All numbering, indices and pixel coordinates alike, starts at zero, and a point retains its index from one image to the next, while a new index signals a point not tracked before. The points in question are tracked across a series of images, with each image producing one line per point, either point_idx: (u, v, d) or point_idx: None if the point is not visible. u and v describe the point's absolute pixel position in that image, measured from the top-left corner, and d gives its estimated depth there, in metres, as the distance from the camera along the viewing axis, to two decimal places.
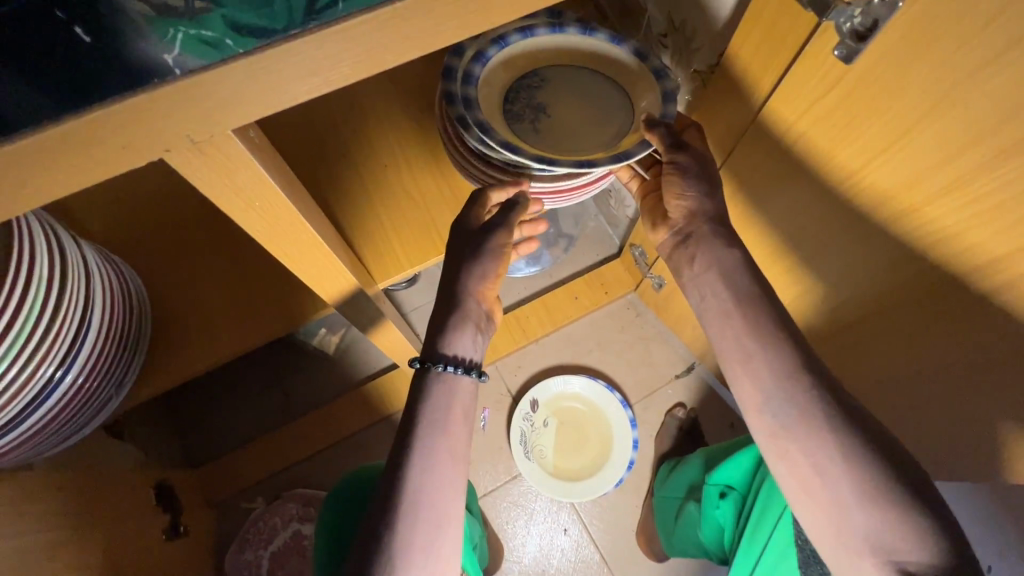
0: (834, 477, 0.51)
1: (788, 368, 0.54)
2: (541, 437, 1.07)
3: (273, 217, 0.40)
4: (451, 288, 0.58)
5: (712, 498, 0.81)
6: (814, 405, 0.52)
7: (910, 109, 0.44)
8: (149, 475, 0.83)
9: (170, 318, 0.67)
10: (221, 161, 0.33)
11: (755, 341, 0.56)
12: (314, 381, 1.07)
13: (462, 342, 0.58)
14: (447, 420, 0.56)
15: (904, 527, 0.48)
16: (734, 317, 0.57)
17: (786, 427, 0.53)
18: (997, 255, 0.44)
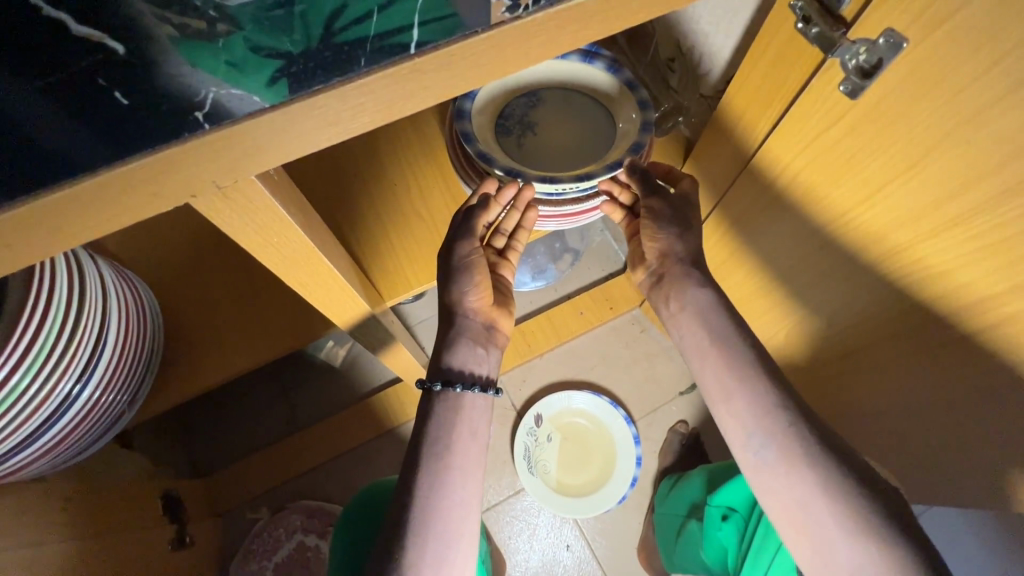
0: (819, 507, 0.47)
1: (763, 400, 0.51)
2: (545, 453, 1.03)
3: (284, 254, 0.39)
4: (445, 309, 0.59)
5: (714, 519, 0.78)
6: (793, 440, 0.49)
7: (957, 157, 0.41)
8: (153, 487, 0.87)
9: (184, 331, 0.68)
10: (244, 204, 0.32)
11: (736, 374, 0.53)
12: (318, 386, 1.09)
13: (465, 358, 0.57)
14: (449, 441, 0.54)
15: (889, 560, 0.44)
16: (711, 355, 0.54)
17: (769, 463, 0.50)
18: (1003, 289, 0.44)
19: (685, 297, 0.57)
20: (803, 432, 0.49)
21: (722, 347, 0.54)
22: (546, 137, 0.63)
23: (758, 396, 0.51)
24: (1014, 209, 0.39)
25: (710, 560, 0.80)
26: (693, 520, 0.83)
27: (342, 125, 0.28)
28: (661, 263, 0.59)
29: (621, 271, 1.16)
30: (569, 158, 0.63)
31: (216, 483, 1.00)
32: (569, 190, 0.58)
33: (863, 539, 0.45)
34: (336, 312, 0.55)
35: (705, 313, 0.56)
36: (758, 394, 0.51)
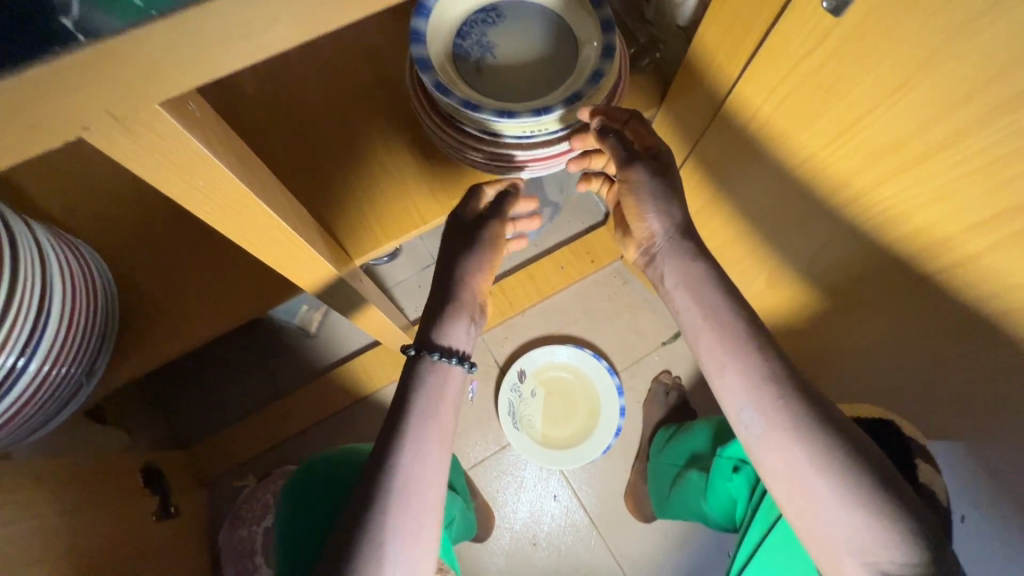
0: (813, 481, 0.47)
1: (755, 374, 0.50)
2: (530, 408, 1.03)
3: (219, 202, 0.36)
4: (445, 279, 0.56)
5: (723, 470, 0.74)
6: (786, 411, 0.48)
7: (939, 77, 0.38)
8: (131, 460, 0.86)
9: (143, 299, 0.65)
10: (155, 141, 0.28)
11: (730, 349, 0.51)
12: (297, 353, 1.07)
13: (457, 334, 0.55)
14: (429, 416, 0.52)
15: (881, 523, 0.44)
16: (706, 331, 0.52)
17: (760, 435, 0.49)
18: (985, 217, 0.42)
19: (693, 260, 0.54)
20: (798, 404, 0.48)
21: (727, 314, 0.52)
22: (507, 68, 0.59)
23: (767, 358, 0.50)
24: (998, 130, 0.37)
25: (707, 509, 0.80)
26: (694, 470, 0.83)
27: (251, 40, 0.24)
28: (651, 239, 0.57)
29: (602, 223, 1.14)
30: (531, 91, 0.59)
31: (200, 452, 1.00)
32: (537, 132, 0.56)
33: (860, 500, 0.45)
34: (300, 274, 0.52)
35: (704, 281, 0.54)
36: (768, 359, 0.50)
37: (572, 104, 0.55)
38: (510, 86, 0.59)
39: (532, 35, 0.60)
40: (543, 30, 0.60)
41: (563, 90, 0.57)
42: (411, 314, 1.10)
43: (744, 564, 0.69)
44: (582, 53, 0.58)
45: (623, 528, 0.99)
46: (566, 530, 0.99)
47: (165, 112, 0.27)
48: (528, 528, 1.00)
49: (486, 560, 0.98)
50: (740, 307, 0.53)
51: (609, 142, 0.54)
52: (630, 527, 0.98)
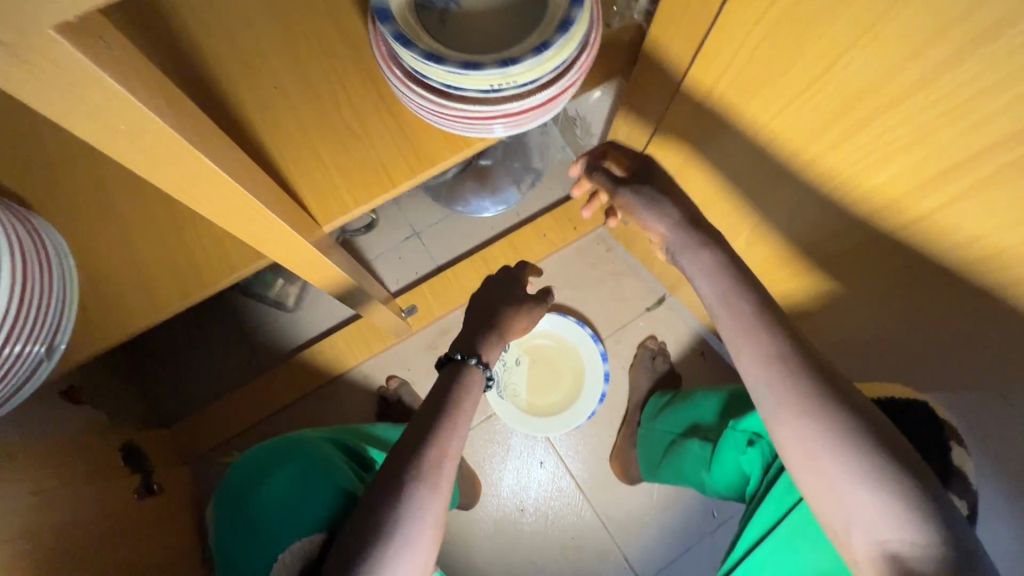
0: (834, 464, 0.46)
1: (773, 350, 0.49)
2: (514, 378, 1.03)
3: (149, 142, 0.34)
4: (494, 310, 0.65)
5: (737, 443, 0.70)
6: (807, 391, 0.47)
7: None
8: (110, 439, 0.84)
9: (104, 273, 0.63)
10: (59, 73, 0.26)
11: (750, 331, 0.50)
12: (278, 328, 1.06)
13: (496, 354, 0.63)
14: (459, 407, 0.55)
15: (899, 506, 0.43)
16: (732, 315, 0.51)
17: (773, 413, 0.49)
18: None
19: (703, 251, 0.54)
20: (822, 388, 0.47)
21: (739, 295, 0.51)
22: (474, 19, 0.57)
23: (780, 337, 0.49)
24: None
25: (707, 481, 0.76)
26: (688, 441, 0.79)
27: None
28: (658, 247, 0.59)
29: None
30: (499, 42, 0.56)
31: (183, 430, 0.99)
32: (503, 85, 0.54)
33: (877, 482, 0.44)
34: (251, 232, 0.51)
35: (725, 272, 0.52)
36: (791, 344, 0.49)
37: (541, 54, 0.52)
38: (477, 38, 0.56)
39: None
40: None
41: (531, 40, 0.54)
42: (392, 286, 1.09)
43: (757, 540, 0.66)
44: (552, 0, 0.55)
45: (608, 491, 1.00)
46: (553, 495, 1.00)
47: (67, 37, 0.25)
48: (515, 494, 1.00)
49: (474, 527, 0.99)
50: (754, 292, 0.51)
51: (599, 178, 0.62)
52: (617, 490, 0.99)
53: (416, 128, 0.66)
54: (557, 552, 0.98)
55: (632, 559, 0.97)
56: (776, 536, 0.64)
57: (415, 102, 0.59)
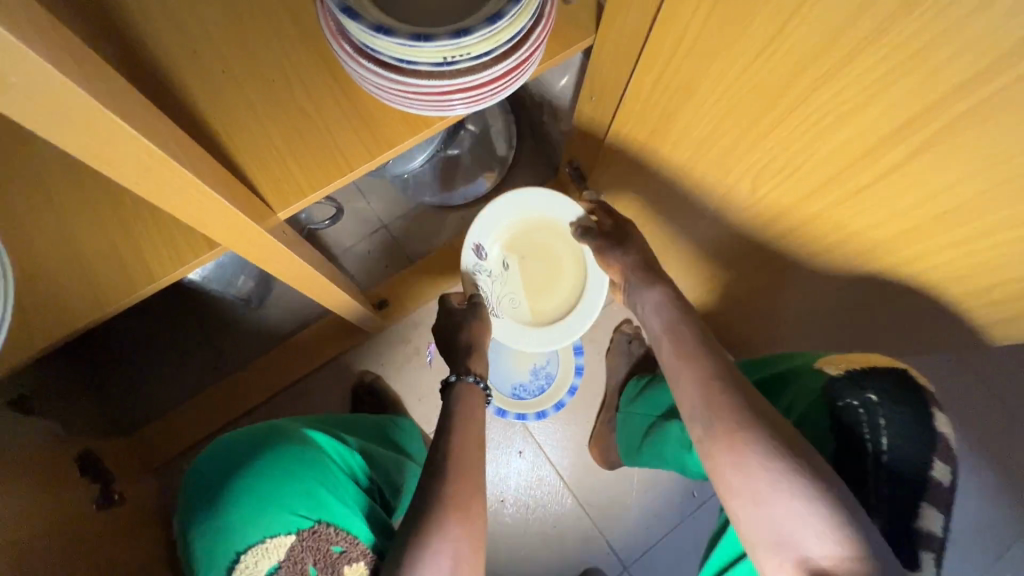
0: (764, 478, 0.47)
1: (704, 375, 0.56)
2: (512, 282, 0.85)
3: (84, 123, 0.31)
4: None
5: None
6: (730, 412, 0.52)
7: None
8: (68, 448, 0.80)
9: (37, 265, 0.59)
10: None
11: (688, 355, 0.59)
12: (245, 327, 1.02)
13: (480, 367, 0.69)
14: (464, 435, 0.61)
15: (833, 525, 0.43)
16: (665, 339, 0.63)
17: (711, 433, 0.52)
18: (923, 107, 0.40)
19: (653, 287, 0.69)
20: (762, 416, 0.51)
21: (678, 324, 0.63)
22: None
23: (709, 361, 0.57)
24: (907, 26, 0.34)
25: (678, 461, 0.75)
26: (665, 424, 0.79)
27: None
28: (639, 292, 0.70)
29: (553, 175, 1.11)
30: (449, 15, 0.55)
31: (146, 438, 0.95)
32: (457, 57, 0.52)
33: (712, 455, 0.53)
34: (181, 208, 0.44)
35: (675, 310, 0.65)
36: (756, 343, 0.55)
37: (494, 25, 0.51)
38: (424, 10, 0.55)
39: None
40: None
41: (483, 12, 0.53)
42: (362, 279, 1.06)
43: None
44: None
45: (589, 477, 0.99)
46: (533, 485, 0.99)
47: None
48: (496, 488, 0.99)
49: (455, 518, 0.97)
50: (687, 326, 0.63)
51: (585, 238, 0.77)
52: (596, 474, 0.99)
53: (372, 108, 0.64)
54: (541, 542, 0.97)
55: (616, 543, 0.96)
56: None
57: (366, 80, 0.57)
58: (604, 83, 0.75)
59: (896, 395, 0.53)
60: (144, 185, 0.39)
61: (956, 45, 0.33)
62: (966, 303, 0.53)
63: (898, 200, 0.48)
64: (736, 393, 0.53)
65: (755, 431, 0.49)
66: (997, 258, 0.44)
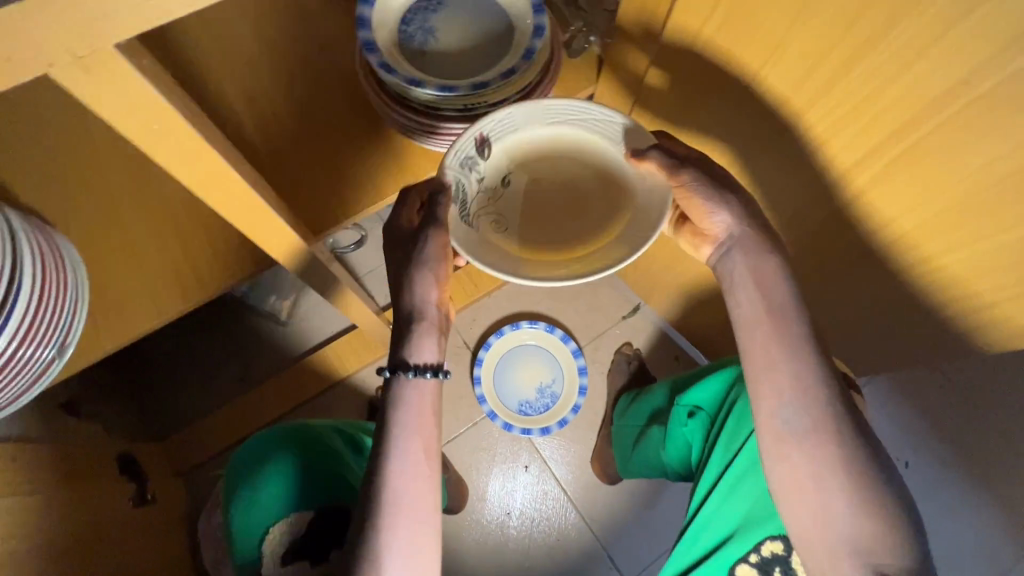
0: (832, 485, 0.52)
1: (801, 379, 0.54)
2: (506, 206, 0.59)
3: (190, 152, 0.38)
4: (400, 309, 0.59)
5: (681, 417, 0.82)
6: (820, 420, 0.53)
7: (819, 21, 0.43)
8: (108, 450, 0.87)
9: (111, 278, 0.68)
10: (119, 87, 0.30)
11: (792, 349, 0.55)
12: (272, 343, 1.09)
13: (428, 348, 0.58)
14: (410, 428, 0.56)
15: (890, 537, 0.51)
16: (765, 325, 0.55)
17: (792, 440, 0.54)
18: (877, 143, 0.47)
19: (765, 257, 0.56)
20: (849, 427, 0.53)
21: (788, 314, 0.56)
22: (445, 50, 0.66)
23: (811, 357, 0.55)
24: (870, 64, 0.42)
25: (665, 460, 0.86)
26: (654, 428, 0.88)
27: None
28: (722, 232, 0.57)
29: None
30: (469, 70, 0.65)
31: (175, 446, 1.01)
32: (477, 105, 0.62)
33: None
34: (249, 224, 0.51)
35: (775, 276, 0.56)
36: (781, 348, 0.57)
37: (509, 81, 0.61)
38: (447, 65, 0.65)
39: (468, 24, 0.67)
40: (476, 20, 0.67)
41: (499, 69, 0.63)
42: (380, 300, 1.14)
43: (716, 481, 0.73)
44: (514, 41, 0.65)
45: (591, 492, 1.04)
46: (539, 499, 1.03)
47: (134, 58, 0.30)
48: (502, 501, 1.04)
49: (463, 527, 1.02)
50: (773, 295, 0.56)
51: (652, 156, 0.55)
52: (599, 490, 1.04)
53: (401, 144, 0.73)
54: (545, 556, 1.00)
55: (618, 558, 1.00)
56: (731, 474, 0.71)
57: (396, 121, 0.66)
58: None
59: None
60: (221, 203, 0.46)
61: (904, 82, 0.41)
62: (930, 320, 0.59)
63: (864, 225, 0.55)
64: (824, 401, 0.53)
65: (839, 443, 0.52)
66: (953, 269, 0.51)
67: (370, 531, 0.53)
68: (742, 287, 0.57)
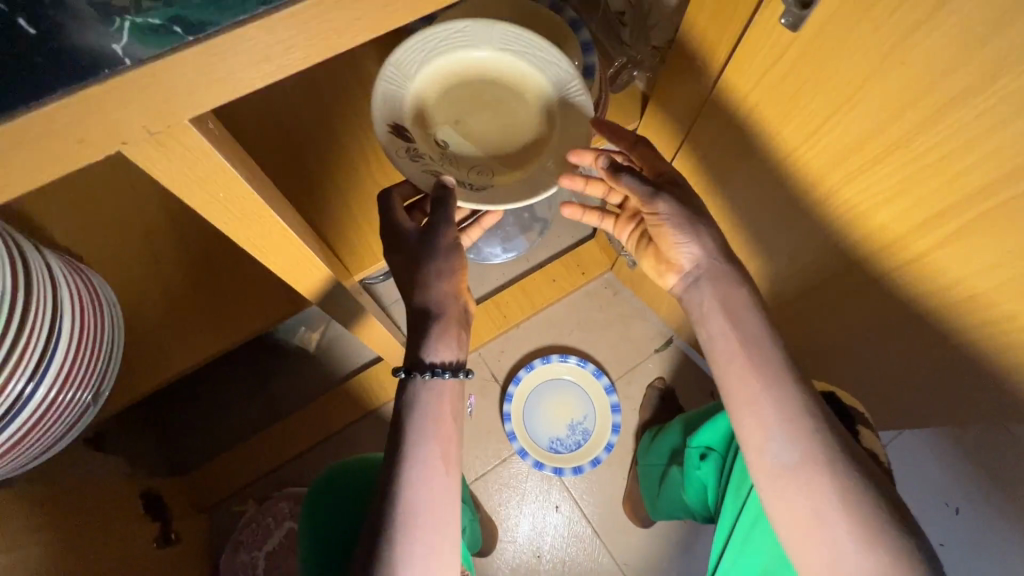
0: (832, 518, 0.50)
1: (787, 409, 0.53)
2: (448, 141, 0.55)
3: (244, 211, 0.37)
4: (414, 306, 0.57)
5: (693, 459, 0.76)
6: (812, 451, 0.52)
7: (891, 80, 0.41)
8: (133, 486, 0.85)
9: (146, 318, 0.67)
10: (185, 157, 0.30)
11: (771, 377, 0.54)
12: (297, 374, 1.07)
13: (444, 346, 0.56)
14: (431, 427, 0.55)
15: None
16: (739, 355, 0.55)
17: (786, 473, 0.52)
18: (934, 211, 0.45)
19: (734, 287, 0.57)
20: (845, 459, 0.51)
21: (763, 343, 0.55)
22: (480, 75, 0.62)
23: (791, 388, 0.54)
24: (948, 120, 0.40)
25: (688, 502, 0.81)
26: (674, 466, 0.83)
27: (273, 61, 0.26)
28: (693, 261, 0.58)
29: (591, 236, 1.13)
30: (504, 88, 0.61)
31: (198, 481, 0.99)
32: None
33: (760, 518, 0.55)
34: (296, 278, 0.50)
35: (744, 307, 0.56)
36: (799, 395, 0.54)
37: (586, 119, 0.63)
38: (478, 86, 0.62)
39: None
40: None
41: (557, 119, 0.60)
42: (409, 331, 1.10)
43: (731, 528, 0.69)
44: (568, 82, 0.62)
45: (623, 534, 1.00)
46: (569, 540, 1.00)
47: (197, 128, 0.29)
48: (532, 541, 1.00)
49: (493, 571, 0.99)
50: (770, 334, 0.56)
51: (627, 180, 0.56)
52: (631, 532, 1.00)
53: None
54: None
55: None
56: (743, 520, 0.67)
57: None
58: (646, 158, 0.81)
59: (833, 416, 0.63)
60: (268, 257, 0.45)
61: (979, 151, 0.39)
62: None
63: None
64: (819, 437, 0.52)
65: (841, 477, 0.51)
66: None
67: (384, 538, 0.51)
68: (711, 315, 0.57)
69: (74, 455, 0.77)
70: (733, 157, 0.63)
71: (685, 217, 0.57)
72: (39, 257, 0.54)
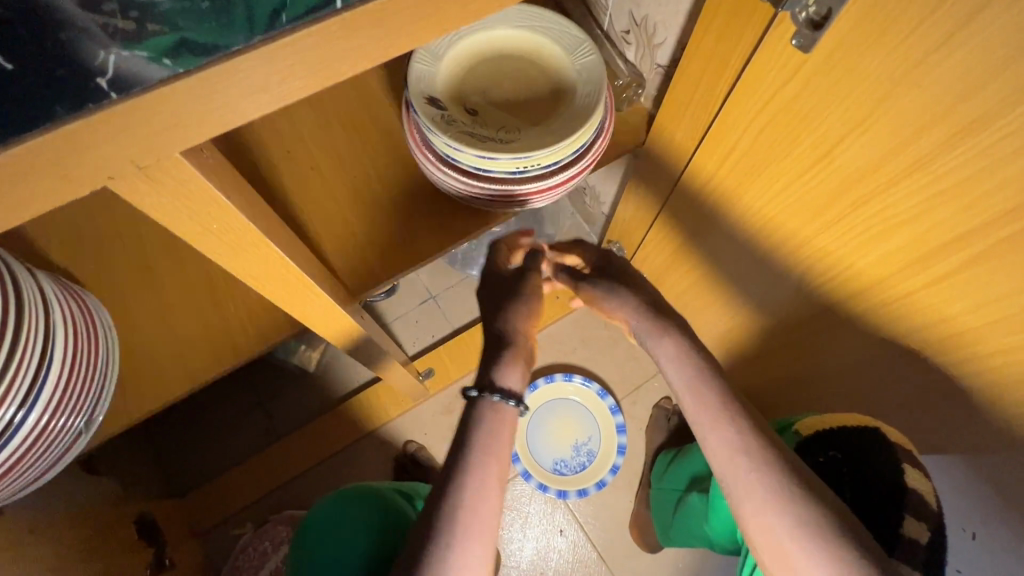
0: (796, 547, 0.46)
1: (739, 439, 0.51)
2: (480, 113, 0.60)
3: (237, 242, 0.36)
4: (490, 333, 0.59)
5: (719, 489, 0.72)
6: (767, 477, 0.49)
7: (905, 107, 0.40)
8: (128, 510, 0.83)
9: (141, 339, 0.65)
10: (176, 187, 0.29)
11: (716, 412, 0.53)
12: (296, 392, 1.05)
13: (513, 376, 0.56)
14: (490, 449, 0.52)
15: None
16: (689, 393, 0.54)
17: (742, 502, 0.50)
18: (952, 238, 0.43)
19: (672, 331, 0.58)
20: (802, 487, 0.48)
21: (707, 378, 0.54)
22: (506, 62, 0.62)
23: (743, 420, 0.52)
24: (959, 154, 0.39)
25: (710, 533, 0.76)
26: (692, 493, 0.81)
27: (270, 91, 0.25)
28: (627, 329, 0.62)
29: None
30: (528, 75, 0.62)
31: (195, 501, 0.97)
32: (530, 167, 0.57)
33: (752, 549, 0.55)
34: (293, 302, 0.49)
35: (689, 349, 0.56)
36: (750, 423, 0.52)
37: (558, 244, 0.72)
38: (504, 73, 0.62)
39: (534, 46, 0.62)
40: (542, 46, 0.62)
41: (570, 130, 0.58)
42: (410, 349, 1.09)
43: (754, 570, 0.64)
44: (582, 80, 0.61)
45: (629, 560, 0.97)
46: (574, 566, 0.97)
47: (187, 158, 0.28)
48: (536, 565, 0.97)
49: None
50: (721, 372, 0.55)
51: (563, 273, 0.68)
52: (637, 557, 0.97)
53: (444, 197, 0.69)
54: None
55: None
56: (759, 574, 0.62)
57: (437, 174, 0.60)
58: (650, 178, 0.80)
59: (857, 452, 0.60)
60: (266, 284, 0.44)
61: (997, 181, 0.37)
62: None
63: None
64: (767, 479, 0.49)
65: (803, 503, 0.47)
66: None
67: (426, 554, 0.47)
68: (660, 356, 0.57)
69: (67, 479, 0.75)
70: (739, 180, 0.61)
71: (618, 291, 0.63)
72: (32, 280, 0.53)
